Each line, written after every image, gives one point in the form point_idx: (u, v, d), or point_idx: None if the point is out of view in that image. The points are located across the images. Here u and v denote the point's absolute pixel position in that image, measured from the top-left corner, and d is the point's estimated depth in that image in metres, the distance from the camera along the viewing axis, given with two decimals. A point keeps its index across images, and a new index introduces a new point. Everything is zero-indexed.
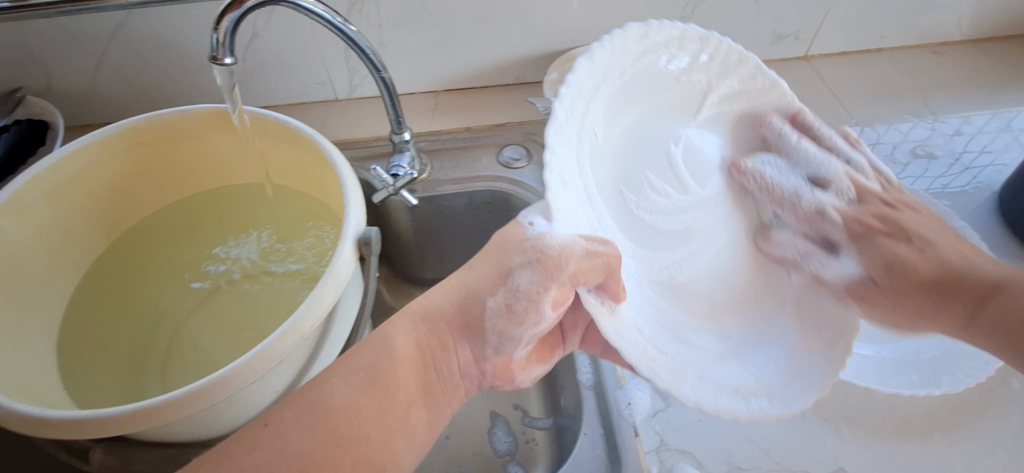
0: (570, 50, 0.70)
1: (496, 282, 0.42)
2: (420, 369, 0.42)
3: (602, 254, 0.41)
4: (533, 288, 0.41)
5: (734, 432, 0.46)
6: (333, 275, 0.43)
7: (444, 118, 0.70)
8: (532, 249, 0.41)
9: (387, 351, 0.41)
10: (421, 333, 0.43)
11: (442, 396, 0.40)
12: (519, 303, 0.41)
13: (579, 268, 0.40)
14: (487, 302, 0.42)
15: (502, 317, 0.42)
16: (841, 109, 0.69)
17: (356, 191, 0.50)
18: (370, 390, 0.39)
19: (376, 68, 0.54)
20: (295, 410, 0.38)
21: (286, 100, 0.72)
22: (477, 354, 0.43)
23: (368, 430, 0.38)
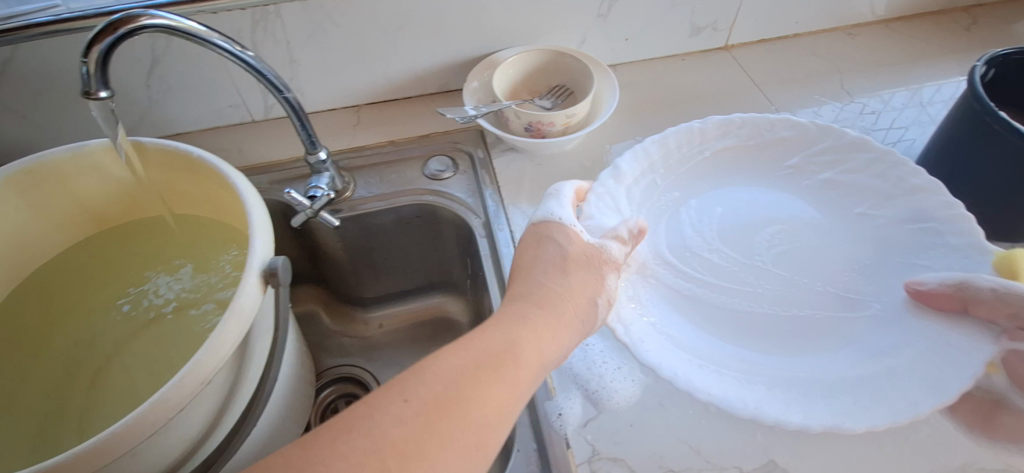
0: (490, 56, 0.69)
1: (529, 266, 0.46)
2: (507, 351, 0.38)
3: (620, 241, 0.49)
4: (560, 260, 0.46)
5: (668, 433, 0.44)
6: (236, 311, 0.41)
7: (367, 133, 0.68)
8: (578, 245, 0.47)
9: (516, 340, 0.39)
10: (530, 331, 0.40)
11: (525, 371, 0.38)
12: (559, 275, 0.45)
13: (573, 257, 0.46)
14: (538, 276, 0.45)
15: (555, 280, 0.45)
16: (762, 97, 0.70)
17: (263, 221, 0.48)
18: (477, 369, 0.36)
19: (277, 89, 0.52)
20: (378, 395, 0.33)
21: (200, 126, 0.69)
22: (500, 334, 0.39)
23: (471, 405, 0.34)
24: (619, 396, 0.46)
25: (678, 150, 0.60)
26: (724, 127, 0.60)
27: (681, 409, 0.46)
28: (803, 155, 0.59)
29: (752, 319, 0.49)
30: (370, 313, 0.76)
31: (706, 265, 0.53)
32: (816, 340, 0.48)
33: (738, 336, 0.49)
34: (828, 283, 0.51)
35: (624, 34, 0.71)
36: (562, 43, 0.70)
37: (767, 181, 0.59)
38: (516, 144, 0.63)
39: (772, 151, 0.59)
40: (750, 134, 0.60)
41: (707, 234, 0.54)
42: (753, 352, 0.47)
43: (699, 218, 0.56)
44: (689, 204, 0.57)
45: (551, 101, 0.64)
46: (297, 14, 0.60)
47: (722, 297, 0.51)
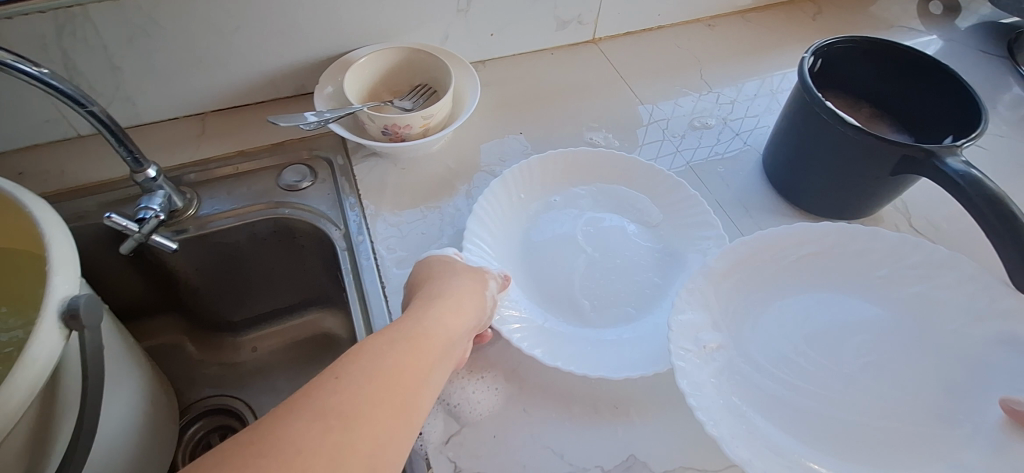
0: (347, 55, 0.65)
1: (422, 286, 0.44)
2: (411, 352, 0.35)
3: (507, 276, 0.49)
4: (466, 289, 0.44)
5: (530, 440, 0.44)
6: (26, 364, 0.36)
7: (213, 143, 0.62)
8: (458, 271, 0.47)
9: (423, 329, 0.37)
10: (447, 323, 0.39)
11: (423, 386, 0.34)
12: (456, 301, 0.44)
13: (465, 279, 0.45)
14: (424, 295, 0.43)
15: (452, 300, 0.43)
16: (628, 91, 0.71)
17: (66, 256, 0.42)
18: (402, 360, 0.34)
19: (77, 102, 0.46)
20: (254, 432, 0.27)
21: (11, 146, 0.60)
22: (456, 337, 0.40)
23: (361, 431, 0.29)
24: (481, 407, 0.45)
25: (778, 256, 0.51)
26: (794, 239, 0.51)
27: (544, 414, 0.45)
28: (892, 266, 0.50)
29: (851, 427, 0.43)
30: (240, 336, 0.70)
31: (801, 376, 0.46)
32: (916, 442, 0.42)
33: (841, 450, 0.42)
34: (900, 387, 0.45)
35: (489, 29, 0.69)
36: (424, 40, 0.67)
37: (857, 283, 0.51)
38: (377, 149, 0.60)
39: (863, 258, 0.51)
40: (840, 242, 0.51)
41: (794, 332, 0.48)
42: (836, 456, 0.42)
43: (760, 336, 0.48)
44: (768, 311, 0.49)
45: (411, 101, 0.61)
46: (108, 15, 0.53)
47: (813, 386, 0.45)
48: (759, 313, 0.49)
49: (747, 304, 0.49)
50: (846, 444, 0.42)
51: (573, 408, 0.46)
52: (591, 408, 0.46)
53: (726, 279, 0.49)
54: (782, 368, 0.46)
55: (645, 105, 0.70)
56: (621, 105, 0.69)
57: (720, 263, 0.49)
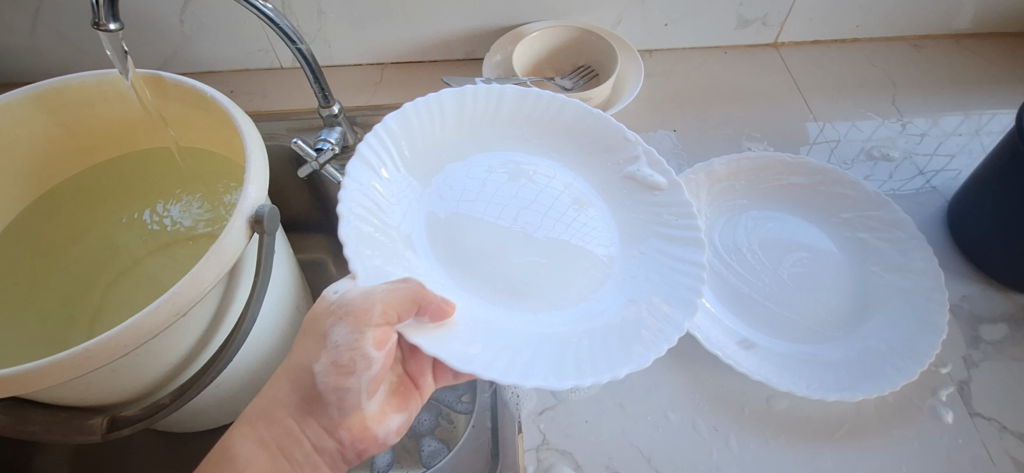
0: (519, 27, 0.67)
1: (318, 346, 0.38)
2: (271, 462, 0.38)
3: (396, 288, 0.37)
4: (349, 341, 0.37)
5: (620, 435, 0.44)
6: (218, 252, 0.43)
7: (387, 93, 0.69)
8: (336, 311, 0.38)
9: (250, 413, 0.39)
10: (264, 428, 0.38)
11: None
12: (343, 358, 0.37)
13: (385, 306, 0.36)
14: (315, 366, 0.38)
15: (330, 375, 0.37)
16: (803, 105, 0.66)
17: (261, 168, 0.48)
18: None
19: (291, 39, 0.52)
20: None
21: (232, 67, 0.71)
22: (326, 424, 0.38)
23: None
24: (581, 389, 0.46)
25: (766, 175, 0.57)
26: (781, 167, 0.57)
27: (641, 414, 0.45)
28: (858, 212, 0.54)
29: (767, 308, 0.49)
30: None
31: (746, 267, 0.52)
32: (811, 335, 0.47)
33: (752, 323, 0.48)
34: (830, 300, 0.49)
35: (663, 19, 0.67)
36: (595, 22, 0.67)
37: (817, 211, 0.55)
38: None
39: (835, 200, 0.55)
40: (825, 181, 0.56)
41: (756, 237, 0.54)
42: (751, 330, 0.48)
43: (729, 230, 0.54)
44: (747, 215, 0.55)
45: (572, 81, 0.62)
46: None
47: (750, 281, 0.51)
48: (745, 214, 0.55)
49: (732, 209, 0.55)
50: (758, 323, 0.48)
51: (671, 417, 0.45)
52: (690, 422, 0.44)
53: (718, 183, 0.56)
54: (734, 252, 0.53)
55: (818, 122, 0.64)
56: (789, 118, 0.64)
57: (724, 163, 0.56)
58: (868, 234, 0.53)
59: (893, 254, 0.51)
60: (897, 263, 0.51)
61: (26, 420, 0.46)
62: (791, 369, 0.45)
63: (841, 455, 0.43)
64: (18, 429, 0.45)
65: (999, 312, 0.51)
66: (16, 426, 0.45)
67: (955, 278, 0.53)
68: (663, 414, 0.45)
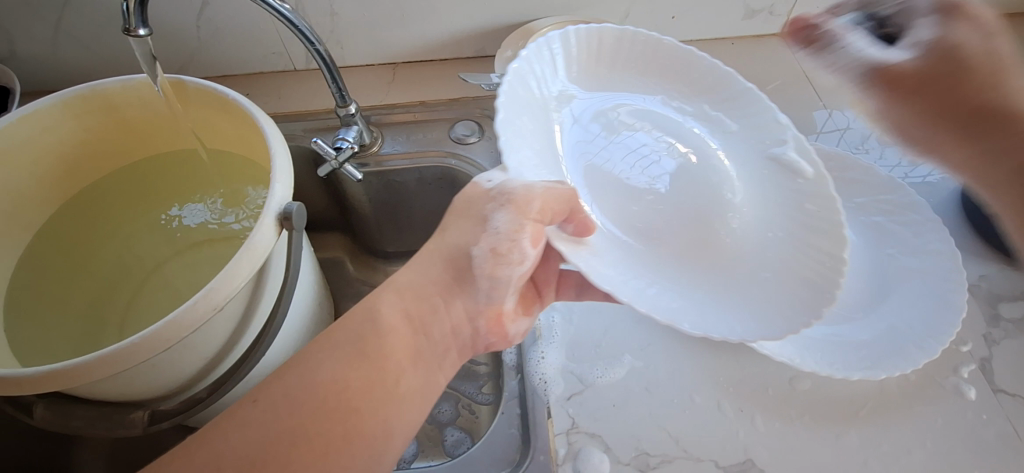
0: (529, 23, 0.68)
1: (478, 231, 0.43)
2: (412, 336, 0.42)
3: (560, 190, 0.41)
4: (510, 228, 0.41)
5: (649, 419, 0.44)
6: (250, 249, 0.44)
7: (400, 92, 0.69)
8: (498, 195, 0.42)
9: (398, 286, 0.43)
10: (410, 302, 0.43)
11: (404, 367, 0.41)
12: (503, 245, 0.42)
13: (543, 202, 0.41)
14: (472, 250, 0.42)
15: (489, 261, 0.42)
16: (812, 92, 0.67)
17: (285, 166, 0.49)
18: (353, 361, 0.39)
19: (309, 40, 0.52)
20: (262, 389, 0.38)
21: (246, 69, 0.71)
22: (470, 309, 0.44)
23: (359, 402, 0.38)
24: (609, 375, 0.47)
25: None
26: None
27: (667, 397, 0.45)
28: (872, 196, 0.55)
29: None
30: (392, 266, 0.79)
31: None
32: (833, 316, 0.48)
33: None
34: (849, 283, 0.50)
35: (671, 12, 0.68)
36: (605, 16, 0.68)
37: (833, 197, 0.56)
38: None
39: (848, 185, 0.56)
40: (837, 166, 0.57)
41: None
42: None
43: None
44: None
45: None
46: None
47: None
48: None
49: None
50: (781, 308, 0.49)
51: (695, 399, 0.46)
52: (715, 403, 0.45)
53: None
54: None
55: (828, 110, 0.65)
56: (799, 105, 0.66)
57: None
58: (883, 217, 0.54)
59: (909, 236, 0.52)
60: (914, 245, 0.51)
61: (72, 415, 0.49)
62: (818, 349, 0.46)
63: (865, 432, 0.44)
64: (65, 422, 0.48)
65: (1016, 291, 0.52)
66: (64, 420, 0.48)
67: (970, 258, 0.54)
68: (688, 396, 0.46)
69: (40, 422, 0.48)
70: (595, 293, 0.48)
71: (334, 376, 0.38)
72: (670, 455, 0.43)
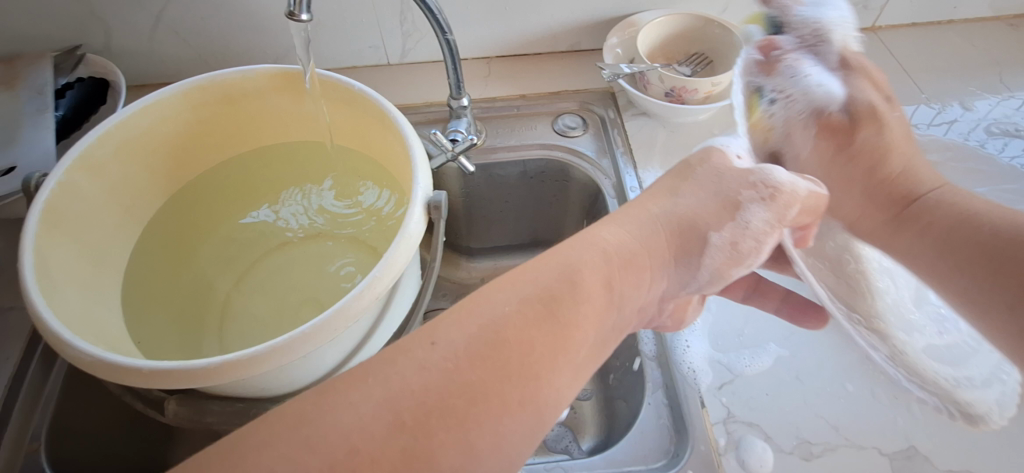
0: (629, 16, 0.67)
1: (722, 217, 0.43)
2: (609, 305, 0.38)
3: (818, 198, 0.44)
4: (766, 226, 0.43)
5: (803, 406, 0.46)
6: (406, 238, 0.44)
7: (498, 85, 0.69)
8: (760, 183, 0.44)
9: (607, 246, 0.40)
10: (617, 265, 0.39)
11: (586, 342, 0.36)
12: (746, 240, 0.43)
13: (802, 205, 0.43)
14: (710, 235, 0.43)
15: (723, 254, 0.43)
16: (911, 84, 0.67)
17: (422, 155, 0.49)
18: (540, 318, 0.35)
19: (441, 29, 0.52)
20: (439, 331, 0.34)
21: (339, 64, 0.71)
22: (670, 292, 0.44)
23: (540, 369, 0.33)
24: (755, 365, 0.48)
25: None
26: None
27: (818, 386, 0.47)
28: None
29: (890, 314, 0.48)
30: (474, 263, 0.75)
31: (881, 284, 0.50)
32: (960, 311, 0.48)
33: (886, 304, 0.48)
34: None
35: None
36: (703, 10, 0.68)
37: None
38: (651, 109, 0.64)
39: None
40: None
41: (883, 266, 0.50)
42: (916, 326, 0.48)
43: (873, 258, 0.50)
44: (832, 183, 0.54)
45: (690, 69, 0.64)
46: None
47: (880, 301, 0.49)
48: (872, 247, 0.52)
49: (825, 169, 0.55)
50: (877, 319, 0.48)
51: (848, 387, 0.47)
52: (869, 391, 0.47)
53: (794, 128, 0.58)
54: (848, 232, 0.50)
55: (931, 102, 0.66)
56: (901, 97, 0.66)
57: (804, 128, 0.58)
58: None
59: None
60: None
61: (206, 410, 0.48)
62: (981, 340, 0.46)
63: None
64: (199, 418, 0.47)
65: None
66: (199, 415, 0.48)
67: None
68: (841, 384, 0.47)
69: (174, 418, 0.48)
70: (771, 295, 0.48)
71: (520, 333, 0.34)
72: (831, 442, 0.44)
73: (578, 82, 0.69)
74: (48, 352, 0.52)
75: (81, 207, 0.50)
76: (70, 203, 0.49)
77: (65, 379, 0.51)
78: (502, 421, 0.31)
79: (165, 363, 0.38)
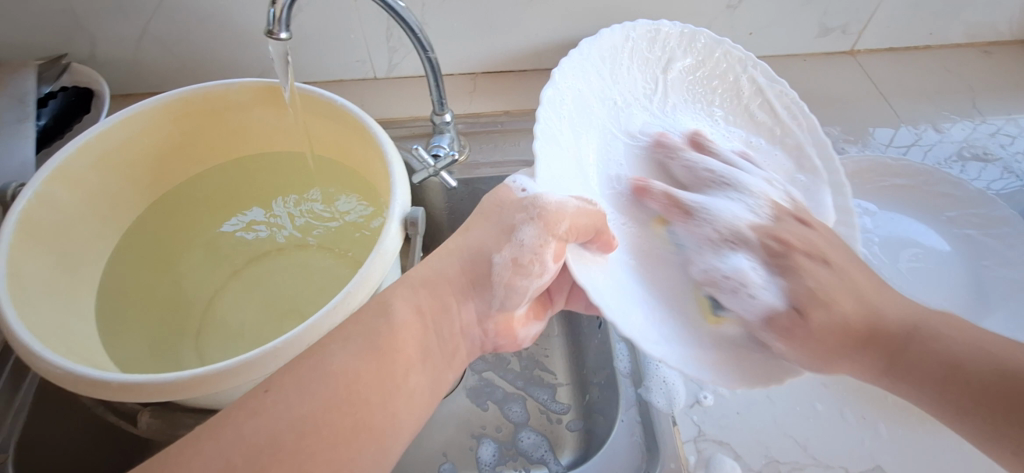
0: None
1: (501, 239, 0.43)
2: (422, 330, 0.40)
3: (591, 212, 0.44)
4: (536, 242, 0.42)
5: (773, 426, 0.46)
6: (381, 254, 0.44)
7: (483, 101, 0.70)
8: (530, 206, 0.43)
9: (416, 283, 0.42)
10: (423, 297, 0.41)
11: (411, 364, 0.39)
12: (525, 256, 0.42)
13: (572, 222, 0.43)
14: (492, 257, 0.43)
15: (507, 269, 0.42)
16: (888, 108, 0.69)
17: (402, 172, 0.50)
18: (366, 352, 0.37)
19: (423, 47, 0.53)
20: (273, 379, 0.35)
21: (325, 78, 0.72)
22: (482, 311, 0.43)
23: (369, 393, 0.36)
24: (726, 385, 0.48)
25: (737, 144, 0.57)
26: (881, 169, 0.62)
27: (788, 405, 0.48)
28: (961, 210, 0.60)
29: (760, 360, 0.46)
30: None
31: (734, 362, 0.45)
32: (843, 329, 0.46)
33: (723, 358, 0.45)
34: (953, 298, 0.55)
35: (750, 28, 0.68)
36: None
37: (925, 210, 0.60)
38: None
39: (933, 201, 0.61)
40: (928, 182, 0.62)
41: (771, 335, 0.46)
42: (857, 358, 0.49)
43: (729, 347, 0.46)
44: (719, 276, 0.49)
45: None
46: None
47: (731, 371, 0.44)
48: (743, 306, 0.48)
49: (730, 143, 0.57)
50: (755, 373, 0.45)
51: (818, 406, 0.48)
52: (838, 411, 0.47)
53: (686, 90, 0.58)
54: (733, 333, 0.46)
55: (906, 125, 0.67)
56: (877, 119, 0.68)
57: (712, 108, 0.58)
58: (974, 230, 0.59)
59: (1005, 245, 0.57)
60: (1004, 255, 0.57)
61: (180, 423, 0.48)
62: None
63: None
64: (173, 431, 0.48)
65: None
66: (172, 428, 0.48)
67: None
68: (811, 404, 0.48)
69: (146, 431, 0.48)
70: None
71: (346, 362, 0.36)
72: (799, 462, 0.45)
73: None
74: (18, 363, 0.52)
75: (58, 217, 0.50)
76: (48, 213, 0.49)
77: (36, 390, 0.51)
78: (336, 449, 0.34)
79: (134, 377, 0.38)
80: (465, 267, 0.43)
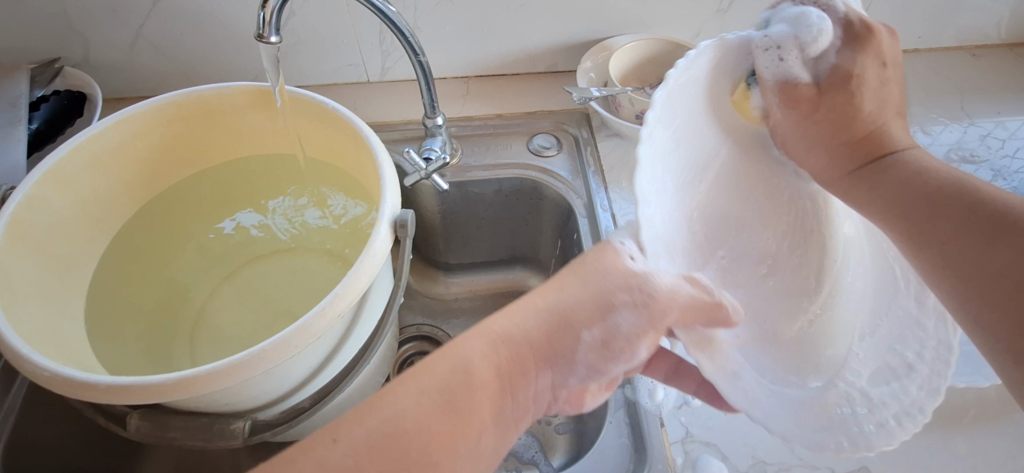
0: (604, 40, 0.69)
1: (596, 312, 0.36)
2: (498, 391, 0.35)
3: (704, 300, 0.37)
4: (635, 331, 0.36)
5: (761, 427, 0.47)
6: (370, 256, 0.44)
7: (475, 104, 0.70)
8: (636, 286, 0.36)
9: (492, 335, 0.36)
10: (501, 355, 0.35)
11: (485, 425, 0.33)
12: (618, 340, 0.37)
13: (681, 313, 0.36)
14: (581, 331, 0.36)
15: (595, 352, 0.37)
16: None
17: (392, 175, 0.50)
18: (438, 412, 0.31)
19: (414, 50, 0.53)
20: (341, 426, 0.30)
21: (319, 81, 0.72)
22: (558, 382, 0.37)
23: (438, 455, 0.31)
24: None
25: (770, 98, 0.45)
26: None
27: None
28: None
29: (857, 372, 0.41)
30: (454, 279, 0.75)
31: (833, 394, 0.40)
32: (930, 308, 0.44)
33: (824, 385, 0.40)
34: None
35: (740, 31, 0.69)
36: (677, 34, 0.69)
37: None
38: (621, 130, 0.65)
39: None
40: None
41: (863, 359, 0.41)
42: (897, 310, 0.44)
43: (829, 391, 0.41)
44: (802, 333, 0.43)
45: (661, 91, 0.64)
46: None
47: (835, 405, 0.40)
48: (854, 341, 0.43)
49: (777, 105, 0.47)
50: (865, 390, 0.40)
51: None
52: None
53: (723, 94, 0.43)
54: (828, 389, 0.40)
55: None
56: None
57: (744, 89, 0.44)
58: None
59: None
60: None
61: (169, 426, 0.47)
62: None
63: (971, 440, 0.46)
64: (161, 434, 0.47)
65: None
66: (161, 432, 0.47)
67: None
68: None
69: (135, 434, 0.47)
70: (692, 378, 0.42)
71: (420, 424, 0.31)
72: (786, 463, 0.45)
73: (554, 103, 0.71)
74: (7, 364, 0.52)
75: (49, 220, 0.50)
76: (37, 216, 0.49)
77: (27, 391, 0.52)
78: None
79: (122, 379, 0.38)
80: (538, 337, 0.36)
